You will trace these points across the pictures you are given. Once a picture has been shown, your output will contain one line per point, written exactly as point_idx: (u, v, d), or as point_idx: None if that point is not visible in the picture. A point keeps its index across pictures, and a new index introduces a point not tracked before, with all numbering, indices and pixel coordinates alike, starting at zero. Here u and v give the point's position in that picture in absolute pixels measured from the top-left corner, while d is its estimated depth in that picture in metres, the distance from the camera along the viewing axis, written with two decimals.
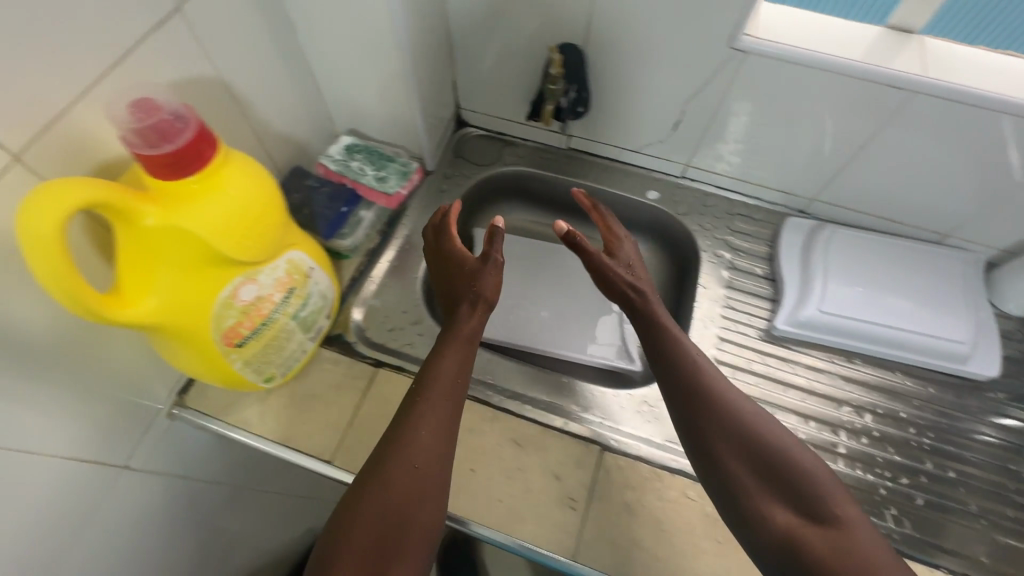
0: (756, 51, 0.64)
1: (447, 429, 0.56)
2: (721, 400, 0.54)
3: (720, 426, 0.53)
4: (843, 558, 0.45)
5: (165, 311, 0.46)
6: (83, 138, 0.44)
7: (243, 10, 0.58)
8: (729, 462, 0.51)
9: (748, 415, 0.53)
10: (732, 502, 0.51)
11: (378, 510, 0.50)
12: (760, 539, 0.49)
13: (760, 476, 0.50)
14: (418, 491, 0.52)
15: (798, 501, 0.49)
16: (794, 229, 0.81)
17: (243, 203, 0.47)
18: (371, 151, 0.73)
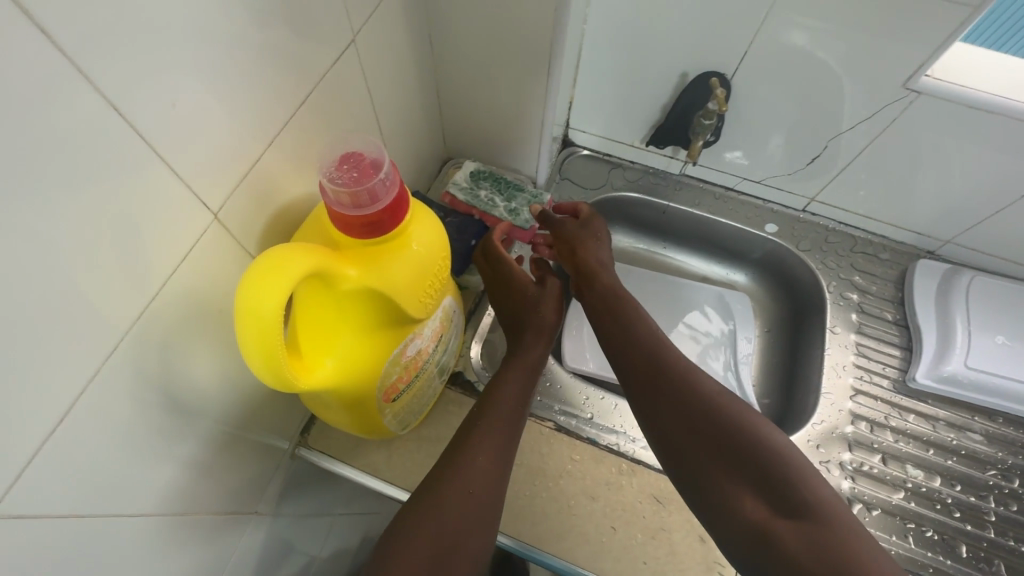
0: (933, 92, 0.60)
1: (505, 457, 0.50)
2: (674, 384, 0.51)
3: (680, 409, 0.49)
4: (813, 554, 0.38)
5: (341, 374, 0.43)
6: (267, 187, 0.41)
7: (398, 36, 0.54)
8: (693, 453, 0.47)
9: (708, 397, 0.49)
10: (703, 497, 0.46)
11: (431, 539, 0.43)
12: (734, 536, 0.43)
13: (727, 464, 0.46)
14: (471, 519, 0.45)
15: (767, 489, 0.43)
16: (928, 273, 0.76)
17: (427, 258, 0.44)
18: (499, 182, 0.74)
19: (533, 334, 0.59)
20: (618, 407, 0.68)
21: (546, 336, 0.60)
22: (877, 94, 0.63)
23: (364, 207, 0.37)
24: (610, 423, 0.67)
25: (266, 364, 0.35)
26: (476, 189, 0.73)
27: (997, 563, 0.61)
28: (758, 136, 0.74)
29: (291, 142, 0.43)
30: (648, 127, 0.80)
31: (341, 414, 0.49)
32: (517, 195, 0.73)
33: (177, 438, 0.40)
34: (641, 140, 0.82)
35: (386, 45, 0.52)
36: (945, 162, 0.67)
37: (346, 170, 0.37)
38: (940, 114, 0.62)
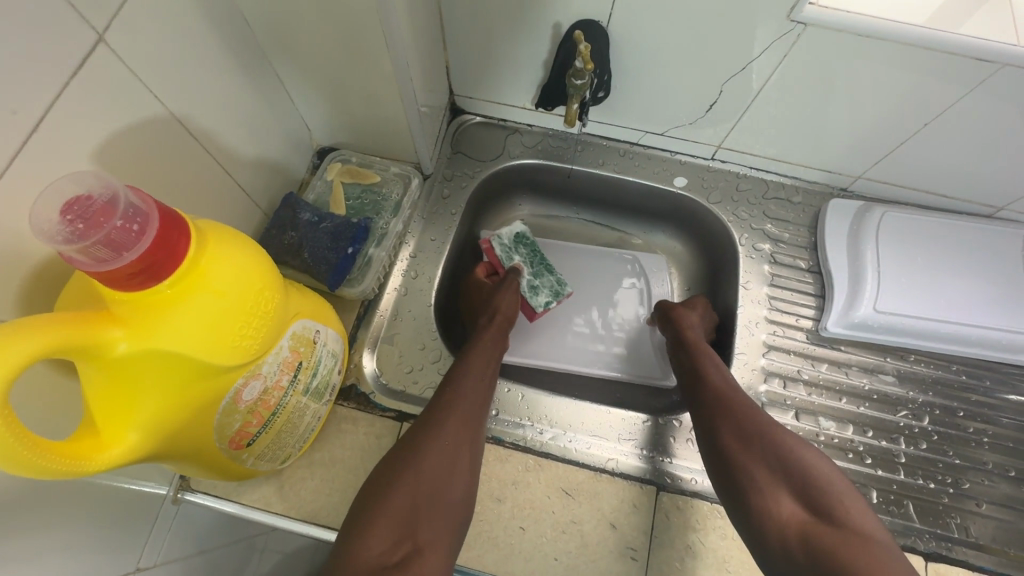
0: (819, 23, 0.54)
1: (476, 415, 0.55)
2: (732, 402, 0.55)
3: (734, 424, 0.54)
4: (847, 557, 0.42)
5: (156, 440, 0.37)
6: (6, 242, 0.33)
7: (188, 20, 0.45)
8: (740, 458, 0.52)
9: (762, 418, 0.54)
10: (742, 497, 0.50)
11: (412, 484, 0.48)
12: (767, 536, 0.48)
13: (772, 474, 0.50)
14: (449, 466, 0.50)
15: (808, 500, 0.48)
16: (840, 213, 0.73)
17: (234, 294, 0.37)
18: (536, 254, 0.75)
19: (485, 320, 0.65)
20: (525, 397, 0.65)
21: (500, 320, 0.65)
22: (763, 29, 0.56)
23: (108, 261, 0.31)
24: (516, 416, 0.63)
25: (18, 466, 0.30)
26: (514, 251, 0.74)
27: (906, 505, 0.61)
28: (652, 85, 0.68)
29: (34, 177, 0.34)
30: (536, 86, 0.72)
31: (188, 468, 0.44)
32: (546, 275, 0.74)
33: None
34: (532, 101, 0.75)
35: (167, 34, 0.42)
36: (846, 96, 0.62)
37: (68, 222, 0.30)
38: (832, 45, 0.56)
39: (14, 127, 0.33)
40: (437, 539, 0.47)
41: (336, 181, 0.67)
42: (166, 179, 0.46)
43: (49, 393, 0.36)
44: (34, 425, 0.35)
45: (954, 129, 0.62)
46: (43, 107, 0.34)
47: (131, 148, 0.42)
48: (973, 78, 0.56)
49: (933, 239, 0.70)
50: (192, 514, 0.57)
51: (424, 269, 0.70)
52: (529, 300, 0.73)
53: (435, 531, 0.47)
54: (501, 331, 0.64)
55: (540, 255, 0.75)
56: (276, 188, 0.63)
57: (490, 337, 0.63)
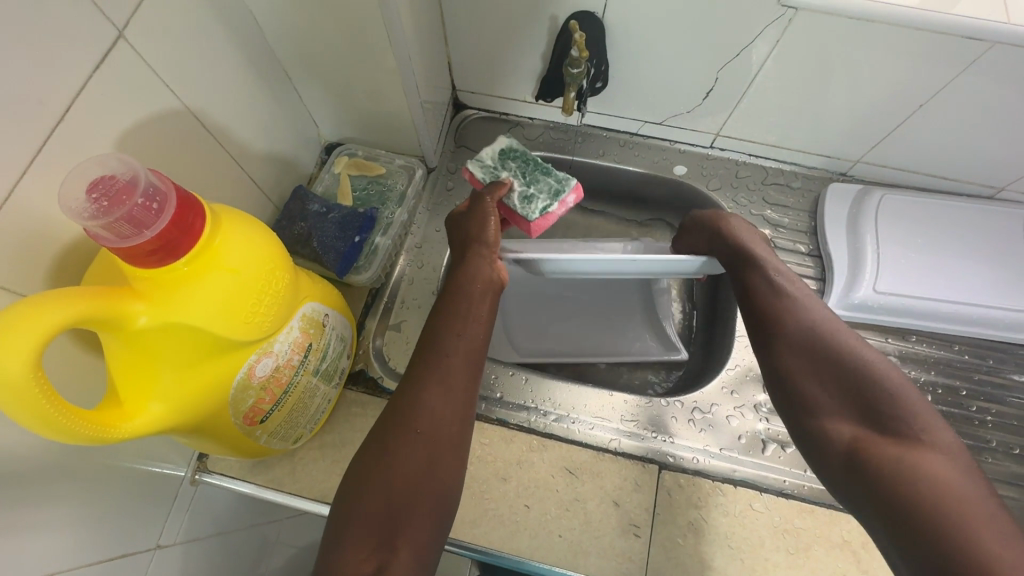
0: (810, 7, 0.55)
1: (461, 376, 0.53)
2: (787, 319, 0.53)
3: (791, 343, 0.52)
4: (903, 475, 0.42)
5: (177, 412, 0.39)
6: (35, 225, 0.36)
7: (201, 20, 0.47)
8: (798, 378, 0.51)
9: (821, 332, 0.51)
10: (799, 419, 0.50)
11: (383, 487, 0.46)
12: (825, 458, 0.48)
13: (833, 391, 0.49)
14: (424, 458, 0.48)
15: (869, 417, 0.46)
16: (839, 197, 0.74)
17: (246, 273, 0.39)
18: (526, 163, 0.68)
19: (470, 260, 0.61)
20: (529, 381, 0.66)
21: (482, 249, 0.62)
22: (756, 15, 0.58)
23: (130, 237, 0.33)
24: (520, 399, 0.65)
25: (49, 428, 0.32)
26: (500, 167, 0.68)
27: None
28: (650, 74, 0.69)
29: (60, 164, 0.37)
30: (536, 79, 0.74)
31: (204, 442, 0.47)
32: (538, 179, 0.67)
33: (10, 511, 0.37)
34: (532, 94, 0.76)
35: (182, 33, 0.45)
36: (841, 80, 0.63)
37: (93, 200, 0.32)
38: (824, 29, 0.57)
39: (42, 116, 0.35)
40: (419, 540, 0.45)
41: (343, 174, 0.70)
42: (182, 170, 0.49)
43: (75, 367, 0.39)
44: (61, 391, 0.38)
45: (950, 109, 0.63)
46: (68, 99, 0.36)
47: (149, 139, 0.44)
48: (965, 57, 0.57)
49: (931, 221, 0.70)
50: (210, 495, 0.59)
51: (430, 259, 0.72)
52: (521, 211, 0.66)
53: (416, 531, 0.45)
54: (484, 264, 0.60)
55: (529, 162, 0.68)
56: (285, 182, 0.66)
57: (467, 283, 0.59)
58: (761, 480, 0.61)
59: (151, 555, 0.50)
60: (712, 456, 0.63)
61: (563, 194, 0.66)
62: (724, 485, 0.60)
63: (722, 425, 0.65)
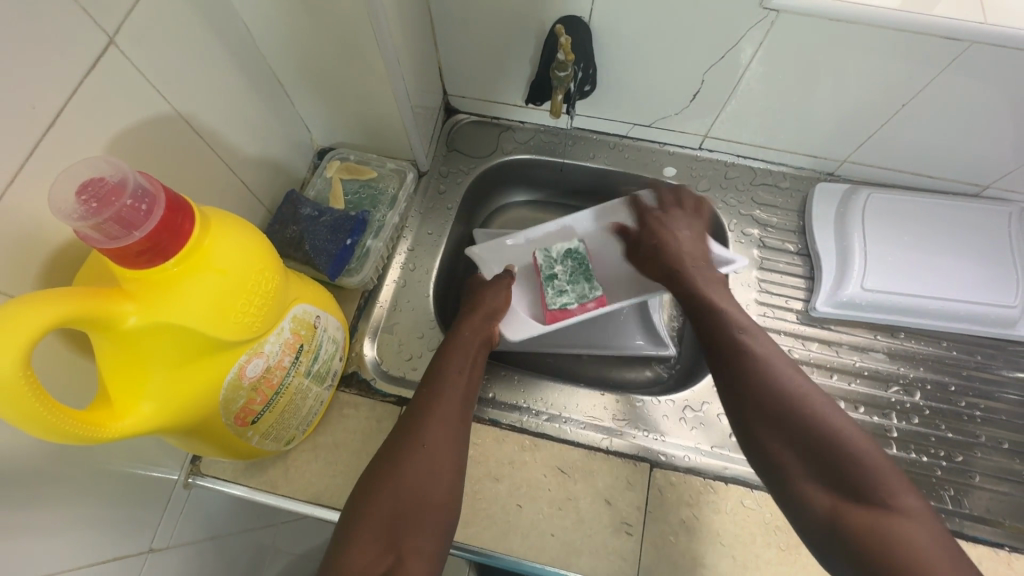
0: (791, 9, 0.56)
1: (457, 412, 0.54)
2: (758, 378, 0.53)
3: (762, 407, 0.51)
4: (883, 546, 0.41)
5: (167, 413, 0.40)
6: (25, 226, 0.36)
7: (192, 26, 0.48)
8: (773, 444, 0.50)
9: (792, 395, 0.51)
10: (776, 482, 0.49)
11: (391, 492, 0.48)
12: (806, 526, 0.47)
13: (805, 458, 0.48)
14: (430, 469, 0.50)
15: (843, 486, 0.46)
16: (827, 196, 0.74)
17: (235, 274, 0.40)
18: (584, 266, 0.69)
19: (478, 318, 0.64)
20: (521, 381, 0.67)
21: (486, 313, 0.65)
22: (739, 17, 0.59)
23: (119, 238, 0.34)
24: (512, 399, 0.65)
25: (37, 427, 0.32)
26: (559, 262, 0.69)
27: None
28: (637, 77, 0.70)
29: (51, 167, 0.37)
30: (525, 83, 0.75)
31: (196, 443, 0.47)
32: (579, 281, 0.68)
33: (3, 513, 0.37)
34: (522, 98, 0.77)
35: (173, 39, 0.46)
36: (825, 81, 0.64)
37: (83, 201, 0.33)
38: (806, 31, 0.58)
39: (33, 120, 0.36)
40: (424, 547, 0.46)
41: (335, 178, 0.70)
42: (174, 174, 0.49)
43: (65, 368, 0.39)
44: (49, 389, 0.38)
45: (932, 108, 0.64)
46: (59, 104, 0.37)
47: (140, 143, 0.45)
48: (945, 57, 0.58)
49: (918, 218, 0.71)
50: (204, 498, 0.59)
51: (422, 261, 0.73)
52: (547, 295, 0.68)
53: (422, 538, 0.46)
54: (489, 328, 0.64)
55: (586, 268, 0.69)
56: (277, 186, 0.66)
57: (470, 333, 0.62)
58: (752, 478, 0.61)
59: (144, 558, 0.50)
60: (703, 454, 0.63)
61: (591, 304, 0.67)
62: (716, 483, 0.60)
63: (713, 423, 0.65)
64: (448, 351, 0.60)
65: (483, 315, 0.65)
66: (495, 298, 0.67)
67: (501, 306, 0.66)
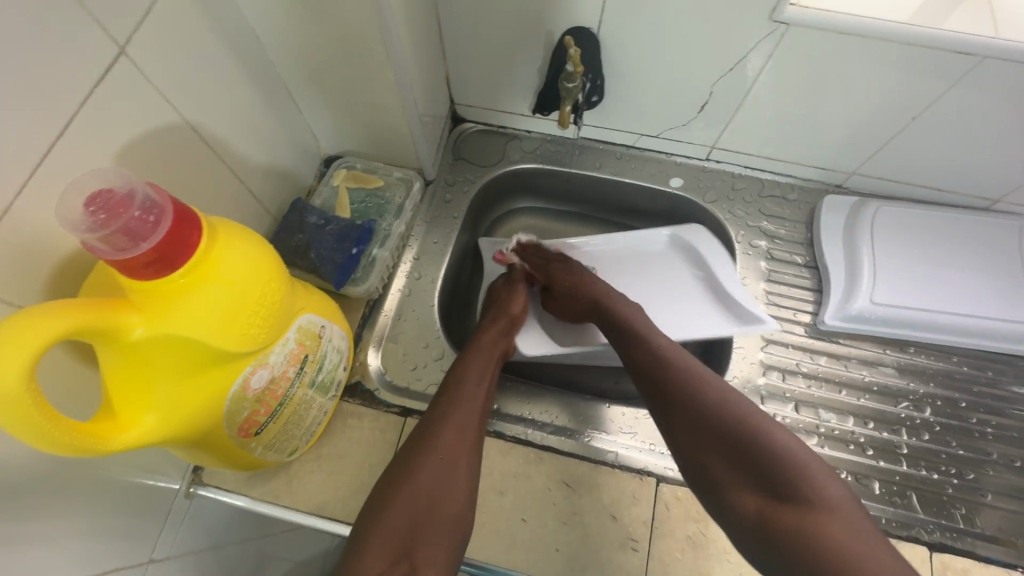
0: (801, 22, 0.56)
1: (474, 422, 0.54)
2: (680, 390, 0.52)
3: (688, 417, 0.50)
4: (811, 547, 0.40)
5: (171, 425, 0.39)
6: (34, 235, 0.36)
7: (203, 35, 0.48)
8: (696, 452, 0.49)
9: (710, 404, 0.49)
10: (709, 494, 0.48)
11: (408, 500, 0.47)
12: (739, 532, 0.45)
13: (730, 462, 0.47)
14: (446, 479, 0.49)
15: (767, 486, 0.44)
16: (835, 208, 0.74)
17: (242, 285, 0.39)
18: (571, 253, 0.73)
19: (494, 324, 0.64)
20: (526, 393, 0.66)
21: (505, 321, 0.65)
22: (749, 30, 0.59)
23: (127, 249, 0.34)
24: (517, 411, 0.64)
25: (40, 439, 0.32)
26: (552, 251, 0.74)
27: (910, 495, 0.61)
28: (645, 89, 0.70)
29: (60, 178, 0.37)
30: (533, 93, 0.75)
31: (199, 454, 0.47)
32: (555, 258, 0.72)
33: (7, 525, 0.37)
34: (529, 107, 0.77)
35: (184, 49, 0.46)
36: (834, 94, 0.64)
37: (91, 213, 0.33)
38: (816, 45, 0.58)
39: (44, 130, 0.36)
40: (435, 557, 0.46)
41: (341, 186, 0.70)
42: (180, 183, 0.49)
43: (68, 379, 0.39)
44: (53, 399, 0.38)
45: (942, 121, 0.63)
46: (69, 114, 0.37)
47: (149, 152, 0.45)
48: (956, 71, 0.57)
49: (927, 232, 0.71)
50: (207, 509, 0.58)
51: (427, 270, 0.72)
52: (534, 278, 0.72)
53: (435, 550, 0.46)
54: (506, 333, 0.64)
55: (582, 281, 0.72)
56: (282, 194, 0.66)
57: (487, 341, 0.62)
58: None
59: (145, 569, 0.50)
60: None
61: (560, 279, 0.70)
62: None
63: None
64: (465, 357, 0.59)
65: (504, 325, 0.65)
66: (513, 306, 0.67)
67: (519, 315, 0.66)
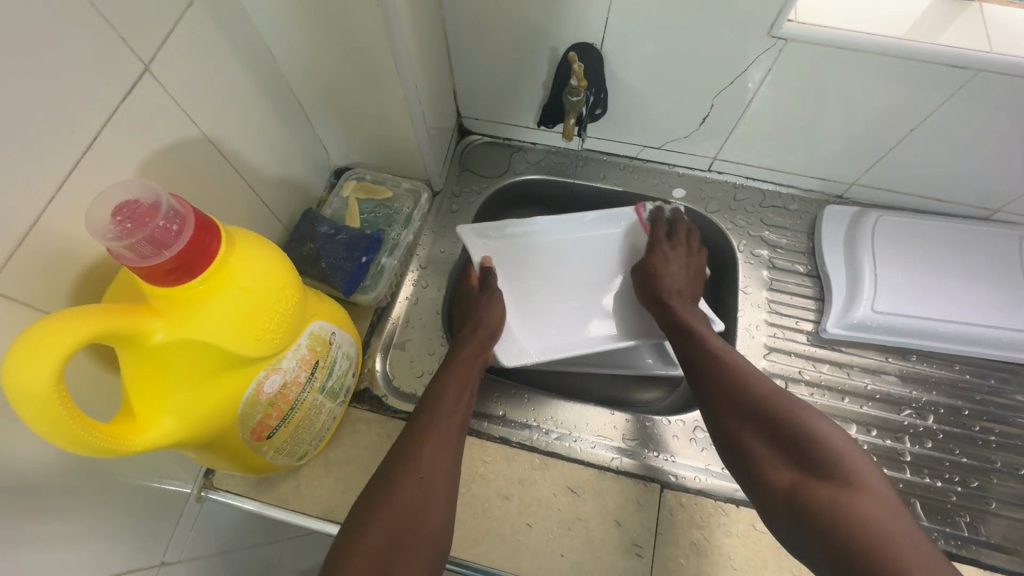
0: (799, 38, 0.58)
1: (453, 434, 0.54)
2: (722, 368, 0.54)
3: (728, 393, 0.52)
4: (838, 517, 0.40)
5: (188, 426, 0.41)
6: (60, 244, 0.38)
7: (222, 53, 0.50)
8: (735, 430, 0.50)
9: (750, 383, 0.51)
10: (742, 467, 0.49)
11: (391, 515, 0.46)
12: (769, 505, 0.46)
13: (765, 436, 0.48)
14: (427, 491, 0.49)
15: (801, 460, 0.45)
16: (836, 218, 0.75)
17: (258, 292, 0.41)
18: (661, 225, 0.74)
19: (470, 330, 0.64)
20: (531, 400, 0.67)
21: (484, 333, 0.65)
22: (749, 45, 0.60)
23: (150, 257, 0.35)
24: (523, 417, 0.65)
25: (65, 438, 0.33)
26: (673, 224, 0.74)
27: (914, 503, 0.62)
28: (647, 102, 0.72)
29: (86, 188, 0.39)
30: (538, 106, 0.77)
31: (212, 457, 0.48)
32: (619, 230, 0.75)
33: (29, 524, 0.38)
34: (534, 120, 0.79)
35: (204, 66, 0.48)
36: (832, 107, 0.65)
37: (118, 222, 0.34)
38: (814, 59, 0.60)
39: (72, 143, 0.38)
40: (416, 574, 0.44)
41: (351, 197, 0.72)
42: (197, 193, 0.51)
43: (90, 381, 0.40)
44: (78, 401, 0.39)
45: (939, 133, 0.65)
46: (97, 127, 0.39)
47: (169, 163, 0.47)
48: (952, 85, 0.59)
49: (928, 241, 0.72)
50: (217, 513, 0.59)
51: (433, 279, 0.74)
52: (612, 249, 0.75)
53: (416, 561, 0.45)
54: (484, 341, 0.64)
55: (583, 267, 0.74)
56: (293, 204, 0.68)
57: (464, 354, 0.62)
58: None
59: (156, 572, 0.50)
60: (713, 476, 0.62)
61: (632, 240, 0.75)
62: (727, 505, 0.59)
63: None
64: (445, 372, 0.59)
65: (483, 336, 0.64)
66: (490, 316, 0.66)
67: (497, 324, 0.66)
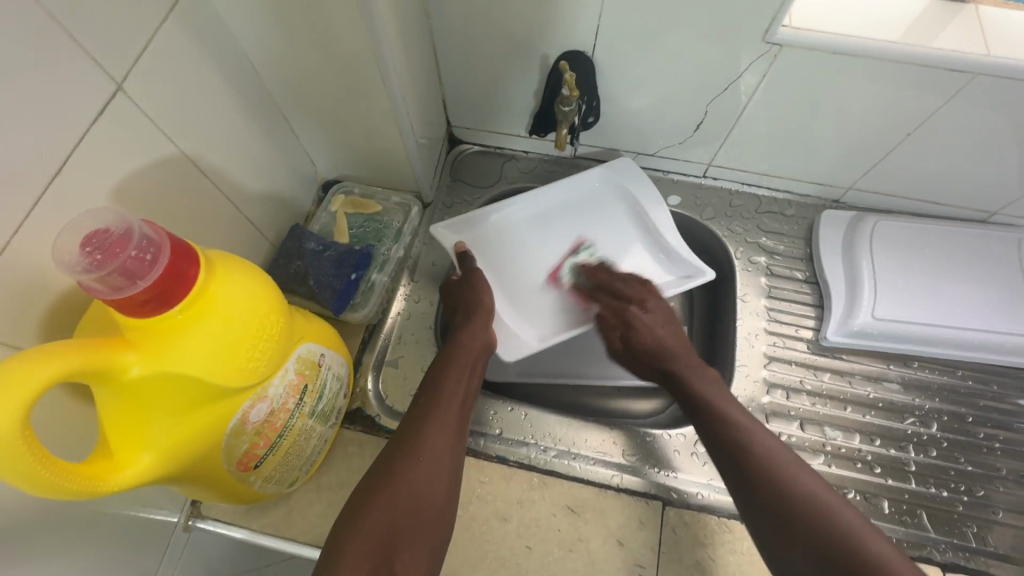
0: (794, 43, 0.57)
1: (456, 425, 0.53)
2: (745, 448, 0.51)
3: (753, 477, 0.48)
4: None
5: (166, 463, 0.39)
6: (28, 275, 0.36)
7: (201, 67, 0.49)
8: (761, 515, 0.47)
9: (774, 467, 0.48)
10: (774, 561, 0.45)
11: (388, 505, 0.45)
12: None
13: (793, 531, 0.44)
14: (429, 486, 0.48)
15: (833, 561, 0.41)
16: (833, 223, 0.74)
17: (241, 319, 0.39)
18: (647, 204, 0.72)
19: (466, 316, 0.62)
20: (528, 416, 0.64)
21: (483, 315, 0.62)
22: (744, 49, 0.59)
23: (124, 288, 0.33)
24: (519, 435, 0.63)
25: (31, 483, 0.31)
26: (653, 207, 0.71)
27: (920, 514, 0.60)
28: (640, 109, 0.71)
29: (57, 215, 0.37)
30: (529, 115, 0.75)
31: (198, 489, 0.46)
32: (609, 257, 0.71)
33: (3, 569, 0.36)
34: (525, 128, 0.78)
35: (182, 82, 0.46)
36: (828, 113, 0.64)
37: (87, 253, 0.33)
38: (809, 64, 0.59)
39: (41, 168, 0.36)
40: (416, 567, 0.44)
41: (340, 212, 0.71)
42: (177, 214, 0.49)
43: (63, 420, 0.38)
44: (50, 442, 0.37)
45: (937, 137, 0.64)
46: (68, 151, 0.37)
47: (146, 185, 0.45)
48: (948, 88, 0.58)
49: (926, 246, 0.71)
50: (205, 542, 0.57)
51: (425, 293, 0.71)
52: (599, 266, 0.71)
53: (416, 556, 0.44)
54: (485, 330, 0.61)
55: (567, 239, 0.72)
56: (280, 220, 0.66)
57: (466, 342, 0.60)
58: None
59: None
60: (715, 491, 0.60)
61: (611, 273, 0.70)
62: (730, 520, 0.58)
63: None
64: (445, 358, 0.58)
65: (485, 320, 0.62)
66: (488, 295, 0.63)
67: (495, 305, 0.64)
